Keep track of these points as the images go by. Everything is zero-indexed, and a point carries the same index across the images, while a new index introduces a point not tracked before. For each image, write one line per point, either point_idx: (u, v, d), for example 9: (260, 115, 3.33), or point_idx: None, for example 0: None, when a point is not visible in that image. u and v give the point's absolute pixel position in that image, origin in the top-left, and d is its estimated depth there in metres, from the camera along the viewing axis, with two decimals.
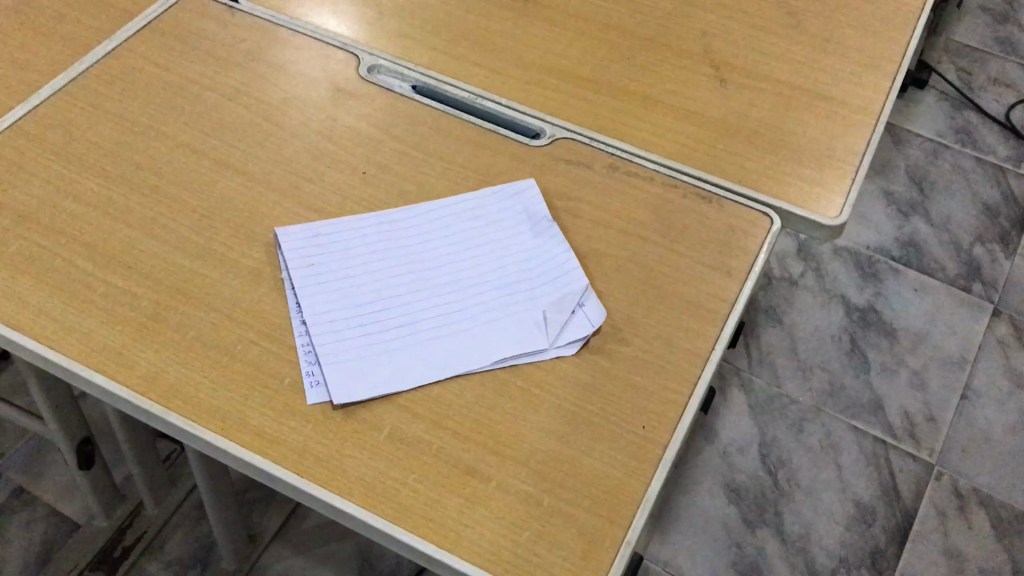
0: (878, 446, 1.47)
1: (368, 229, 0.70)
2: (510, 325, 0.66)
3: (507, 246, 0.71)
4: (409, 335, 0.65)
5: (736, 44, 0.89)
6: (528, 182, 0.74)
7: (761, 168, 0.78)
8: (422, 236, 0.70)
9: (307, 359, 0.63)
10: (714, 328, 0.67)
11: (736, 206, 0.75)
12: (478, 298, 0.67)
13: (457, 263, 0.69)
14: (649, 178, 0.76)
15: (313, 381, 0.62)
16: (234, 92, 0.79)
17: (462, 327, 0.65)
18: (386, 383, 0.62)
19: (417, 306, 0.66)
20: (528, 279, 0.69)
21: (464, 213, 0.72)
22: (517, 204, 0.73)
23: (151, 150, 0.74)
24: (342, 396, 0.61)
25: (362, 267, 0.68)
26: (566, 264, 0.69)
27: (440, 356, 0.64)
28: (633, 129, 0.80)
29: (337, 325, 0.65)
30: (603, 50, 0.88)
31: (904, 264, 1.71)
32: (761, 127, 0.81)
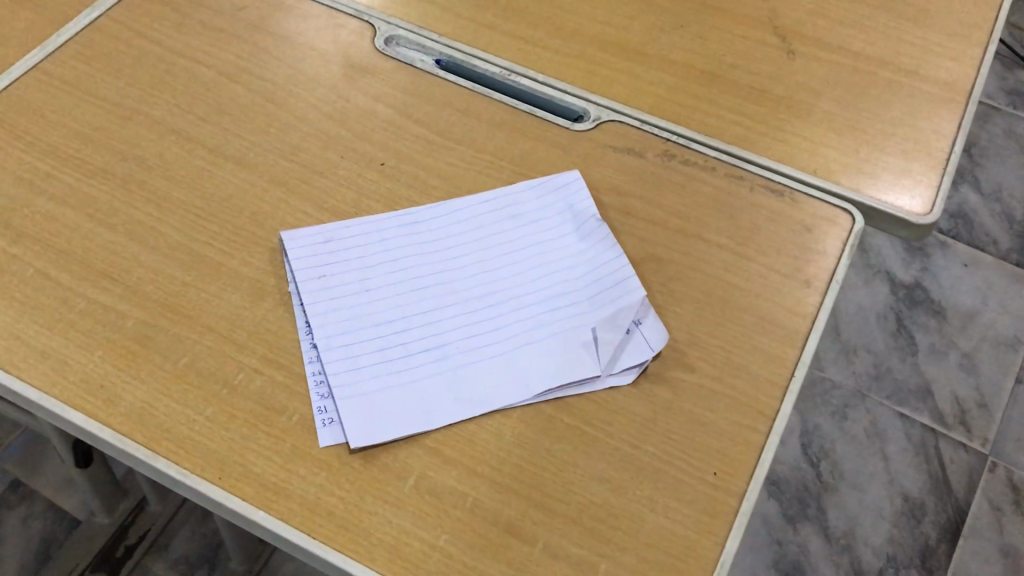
0: (927, 435, 1.38)
1: (388, 233, 0.61)
2: (554, 348, 0.56)
3: (549, 251, 0.61)
4: (436, 361, 0.56)
5: (802, 9, 0.78)
6: (571, 174, 0.65)
7: (837, 155, 0.68)
8: (451, 240, 0.61)
9: (319, 392, 0.54)
10: (792, 351, 0.57)
11: (811, 203, 0.65)
12: (517, 314, 0.58)
13: (491, 272, 0.60)
14: (709, 169, 0.66)
15: (326, 419, 0.53)
16: (232, 68, 0.69)
17: (499, 352, 0.56)
18: (410, 422, 0.53)
19: (446, 325, 0.57)
20: (575, 290, 0.59)
21: (498, 213, 0.63)
22: (560, 200, 0.64)
23: (138, 138, 0.64)
24: (360, 439, 0.52)
25: (382, 278, 0.59)
26: (618, 271, 0.60)
27: (473, 387, 0.54)
28: (689, 109, 0.70)
29: (353, 350, 0.56)
30: (651, 16, 0.77)
31: (952, 237, 1.60)
32: (835, 106, 0.71)
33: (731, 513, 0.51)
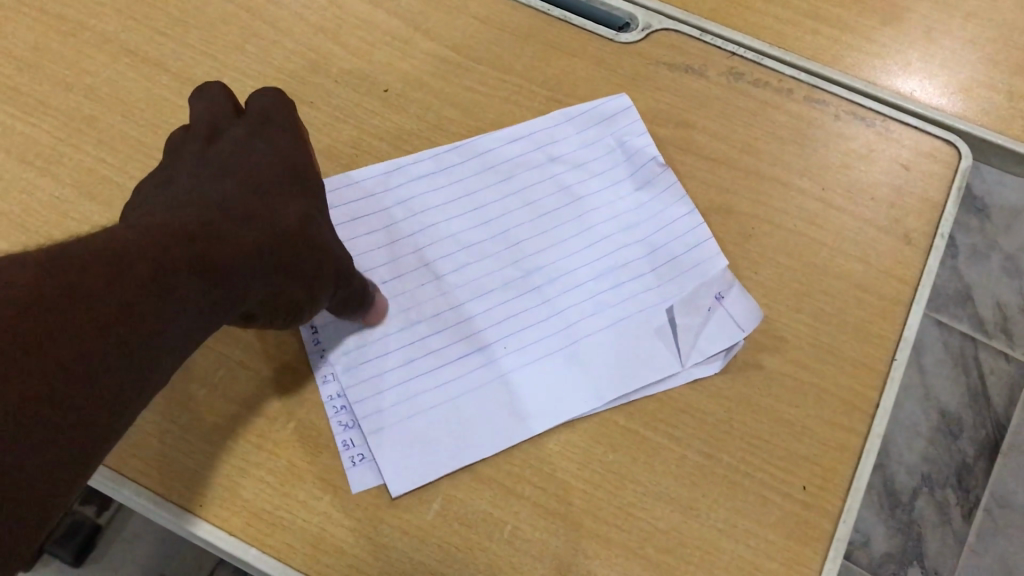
0: (966, 344, 1.11)
1: (404, 192, 0.50)
2: (624, 338, 0.47)
3: (602, 205, 0.51)
4: (482, 364, 0.46)
5: None
6: (621, 100, 0.53)
7: (939, 72, 0.56)
8: (482, 202, 0.50)
9: (341, 423, 0.43)
10: (892, 327, 0.47)
11: (908, 134, 0.53)
12: (572, 293, 0.48)
13: (537, 236, 0.50)
14: (785, 92, 0.54)
15: (355, 456, 0.42)
16: None
17: (555, 347, 0.46)
18: (457, 452, 0.43)
19: (488, 315, 0.47)
20: (639, 258, 0.49)
21: (533, 159, 0.52)
22: (606, 138, 0.53)
23: (84, 59, 0.52)
24: (401, 485, 0.42)
25: (403, 256, 0.48)
26: (690, 233, 0.49)
27: (530, 395, 0.45)
28: (758, 14, 0.57)
29: (378, 360, 0.46)
30: None
31: None
32: (936, 7, 0.58)
33: (824, 538, 0.42)
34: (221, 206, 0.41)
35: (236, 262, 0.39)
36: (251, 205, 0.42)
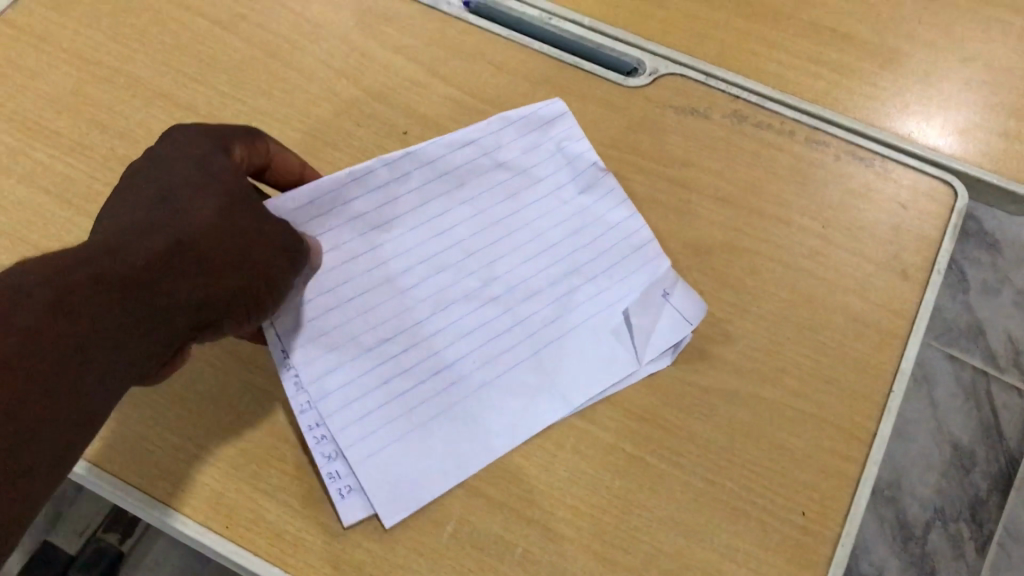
0: (979, 378, 1.11)
1: (359, 201, 0.48)
2: (586, 344, 0.49)
3: (551, 209, 0.52)
4: (454, 383, 0.47)
5: None
6: (558, 104, 0.54)
7: (936, 116, 0.58)
8: (438, 211, 0.50)
9: (324, 453, 0.45)
10: (890, 359, 0.49)
11: (906, 174, 0.55)
12: (531, 303, 0.50)
13: (494, 245, 0.50)
14: (787, 133, 0.56)
15: (342, 489, 0.44)
16: (228, 16, 0.59)
17: (522, 356, 0.48)
18: (442, 472, 0.45)
19: (456, 332, 0.48)
20: (589, 262, 0.51)
21: (481, 163, 0.51)
22: (546, 141, 0.53)
23: (119, 103, 0.55)
24: (395, 514, 0.44)
25: (364, 272, 0.48)
26: (633, 235, 0.52)
27: (500, 409, 0.47)
28: (763, 59, 0.60)
29: (347, 386, 0.47)
30: None
31: None
32: (933, 53, 0.60)
33: (821, 563, 0.44)
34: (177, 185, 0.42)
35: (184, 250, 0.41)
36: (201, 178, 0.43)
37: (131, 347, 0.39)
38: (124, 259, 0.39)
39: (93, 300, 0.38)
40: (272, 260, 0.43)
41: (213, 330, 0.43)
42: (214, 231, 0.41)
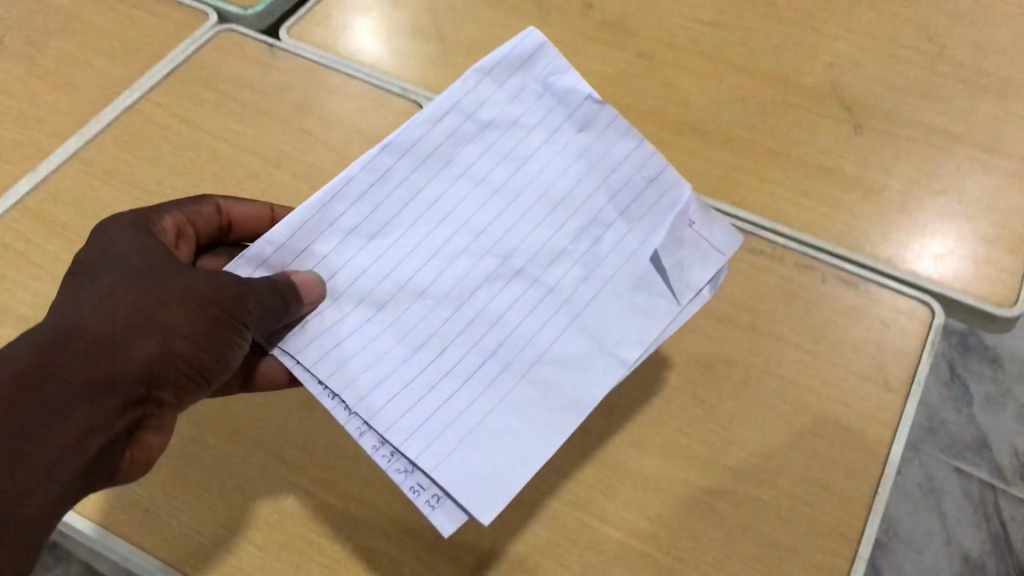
0: (986, 491, 1.14)
1: (347, 215, 0.49)
2: (622, 295, 0.49)
3: (561, 164, 0.51)
4: (501, 369, 0.47)
5: (870, 74, 0.74)
6: (535, 34, 0.51)
7: (914, 242, 0.64)
8: (443, 198, 0.50)
9: (399, 468, 0.44)
10: (875, 462, 0.54)
11: (887, 295, 0.61)
12: (557, 265, 0.50)
13: (506, 220, 0.50)
14: (777, 258, 0.63)
15: (431, 499, 0.43)
16: (278, 155, 0.67)
17: (560, 319, 0.48)
18: (521, 456, 0.44)
19: (489, 317, 0.48)
20: (609, 207, 0.51)
21: (470, 135, 0.50)
22: (523, 84, 0.51)
23: None
24: (490, 510, 0.42)
25: (377, 287, 0.49)
26: (644, 168, 0.51)
27: (550, 386, 0.47)
28: (755, 192, 0.67)
29: (395, 395, 0.46)
30: (714, 90, 0.73)
31: None
32: (910, 186, 0.67)
33: None
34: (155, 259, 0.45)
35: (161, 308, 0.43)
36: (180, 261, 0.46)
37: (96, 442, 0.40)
38: (70, 342, 0.40)
39: (43, 414, 0.38)
40: (230, 319, 0.44)
41: (173, 404, 0.44)
42: (143, 309, 0.42)
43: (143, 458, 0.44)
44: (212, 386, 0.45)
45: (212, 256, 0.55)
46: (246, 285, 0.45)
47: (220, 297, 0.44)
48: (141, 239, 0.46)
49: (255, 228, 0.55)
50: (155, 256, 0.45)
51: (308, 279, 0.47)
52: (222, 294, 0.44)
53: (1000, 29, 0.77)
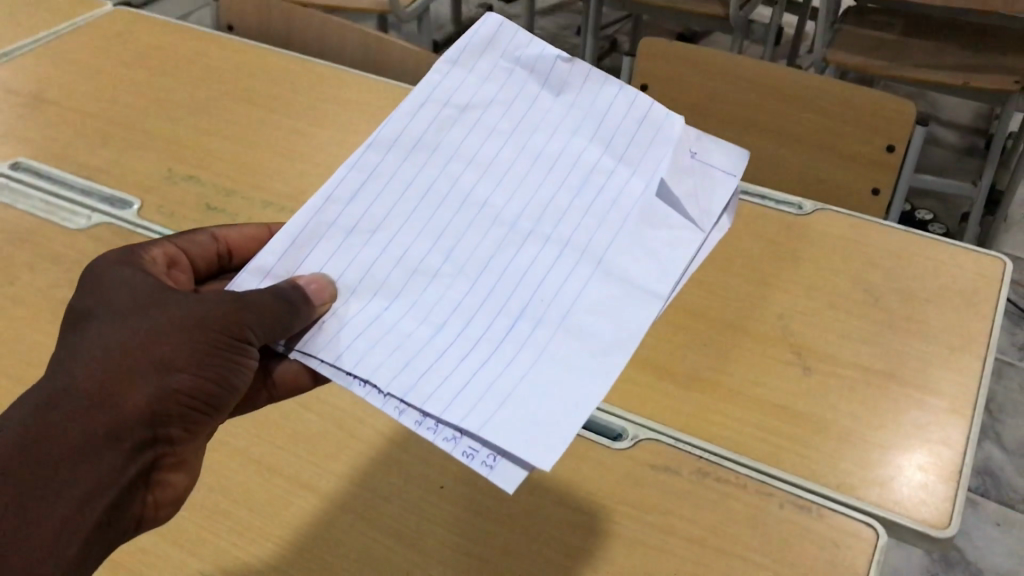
0: None
1: (346, 215, 0.62)
2: (635, 221, 0.62)
3: (543, 128, 0.68)
4: (536, 323, 0.57)
5: (817, 323, 0.86)
6: (490, 23, 0.71)
7: (858, 470, 0.73)
8: (441, 179, 0.64)
9: (449, 436, 0.52)
10: None
11: (837, 516, 0.70)
12: (561, 220, 0.63)
13: (507, 185, 0.65)
14: (741, 485, 0.73)
15: (488, 460, 0.51)
16: (307, 398, 0.80)
17: (583, 265, 0.60)
18: (578, 403, 0.52)
19: (510, 269, 0.60)
20: (595, 158, 0.67)
21: (455, 124, 0.67)
22: (489, 66, 0.70)
23: (223, 469, 0.74)
24: (543, 457, 0.50)
25: (393, 276, 0.60)
26: (612, 124, 0.68)
27: (581, 328, 0.56)
28: (718, 425, 0.77)
29: (424, 374, 0.55)
30: (683, 337, 0.85)
31: (995, 475, 1.53)
32: (853, 420, 0.77)
33: None
34: (133, 299, 0.52)
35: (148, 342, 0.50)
36: (157, 293, 0.52)
37: (118, 487, 0.48)
38: (70, 392, 0.47)
39: (63, 469, 0.46)
40: (226, 340, 0.52)
41: (183, 439, 0.52)
42: (135, 346, 0.49)
43: (168, 495, 0.54)
44: (223, 412, 0.53)
45: (216, 280, 0.64)
46: (240, 307, 0.52)
47: (213, 323, 0.51)
48: (124, 276, 0.53)
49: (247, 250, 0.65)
50: (141, 293, 0.52)
51: (318, 284, 0.58)
52: (215, 320, 0.51)
53: (925, 282, 0.90)
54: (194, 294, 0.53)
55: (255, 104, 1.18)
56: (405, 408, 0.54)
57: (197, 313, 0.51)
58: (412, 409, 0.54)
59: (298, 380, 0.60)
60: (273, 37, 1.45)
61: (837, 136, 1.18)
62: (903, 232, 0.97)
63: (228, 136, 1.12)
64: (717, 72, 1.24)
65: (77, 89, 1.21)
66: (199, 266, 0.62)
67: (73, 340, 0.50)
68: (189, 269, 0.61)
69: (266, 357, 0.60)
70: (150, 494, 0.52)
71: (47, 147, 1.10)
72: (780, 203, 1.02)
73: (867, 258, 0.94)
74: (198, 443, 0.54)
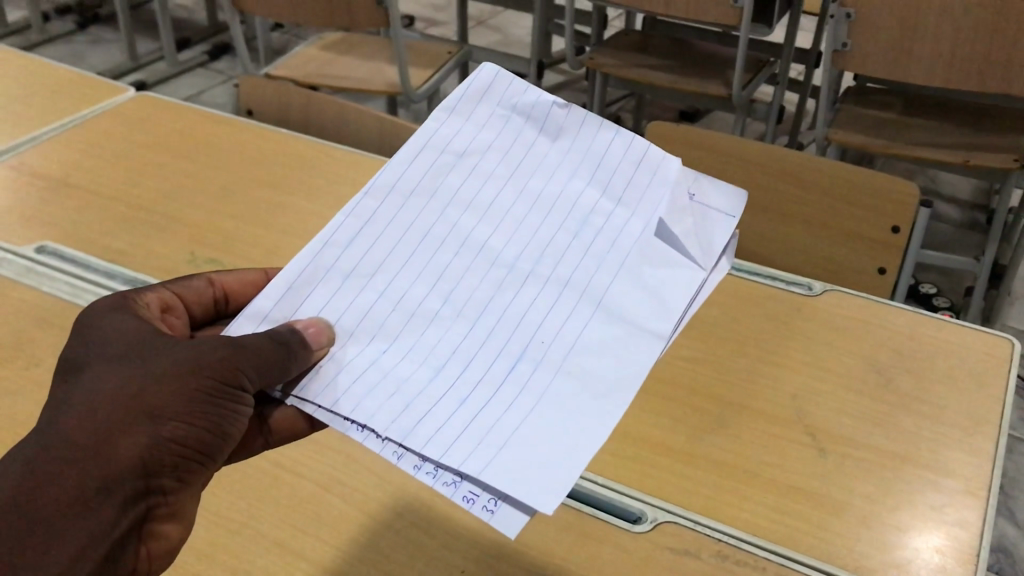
0: None
1: (344, 260, 0.64)
2: (634, 264, 0.65)
3: (541, 171, 0.70)
4: (535, 365, 0.59)
5: (831, 404, 0.88)
6: (487, 69, 0.72)
7: (876, 552, 0.74)
8: (440, 223, 0.66)
9: (450, 480, 0.54)
10: None
11: None
12: (559, 263, 0.65)
13: (505, 227, 0.66)
14: (761, 569, 0.73)
15: (489, 505, 0.52)
16: (329, 480, 0.81)
17: (583, 306, 0.62)
18: (580, 445, 0.54)
19: (509, 313, 0.62)
20: (591, 202, 0.69)
21: (454, 167, 0.69)
22: (486, 111, 0.72)
23: (246, 551, 0.75)
24: (546, 501, 0.51)
25: (391, 319, 0.62)
26: (609, 170, 0.71)
27: (579, 371, 0.58)
28: (736, 507, 0.78)
29: (423, 418, 0.56)
30: (698, 418, 0.87)
31: (1009, 552, 1.52)
32: (870, 502, 0.78)
33: None
34: (125, 349, 0.53)
35: (142, 389, 0.50)
36: (150, 343, 0.53)
37: (108, 541, 0.47)
38: (64, 440, 0.47)
39: (58, 516, 0.46)
40: (219, 387, 0.52)
41: (177, 489, 0.51)
42: (129, 393, 0.50)
43: (161, 547, 0.52)
44: (217, 460, 0.53)
45: (213, 325, 0.65)
46: (235, 354, 0.53)
47: (206, 369, 0.52)
48: (118, 327, 0.54)
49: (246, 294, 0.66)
50: (133, 343, 0.53)
51: (315, 328, 0.59)
52: (207, 367, 0.52)
53: (936, 363, 0.92)
54: (187, 342, 0.53)
55: (275, 188, 1.21)
56: (403, 452, 0.55)
57: (190, 361, 0.52)
58: (410, 453, 0.55)
59: (295, 426, 0.60)
60: (292, 121, 1.49)
61: (843, 216, 1.21)
62: (912, 313, 0.99)
63: (249, 219, 1.15)
64: (724, 155, 1.27)
65: (101, 173, 1.24)
66: (195, 311, 0.64)
67: (66, 390, 0.51)
68: (184, 314, 0.63)
69: (262, 405, 0.60)
70: (143, 545, 0.51)
71: (73, 231, 1.12)
72: (790, 284, 1.04)
73: (877, 339, 0.95)
74: (193, 493, 0.53)
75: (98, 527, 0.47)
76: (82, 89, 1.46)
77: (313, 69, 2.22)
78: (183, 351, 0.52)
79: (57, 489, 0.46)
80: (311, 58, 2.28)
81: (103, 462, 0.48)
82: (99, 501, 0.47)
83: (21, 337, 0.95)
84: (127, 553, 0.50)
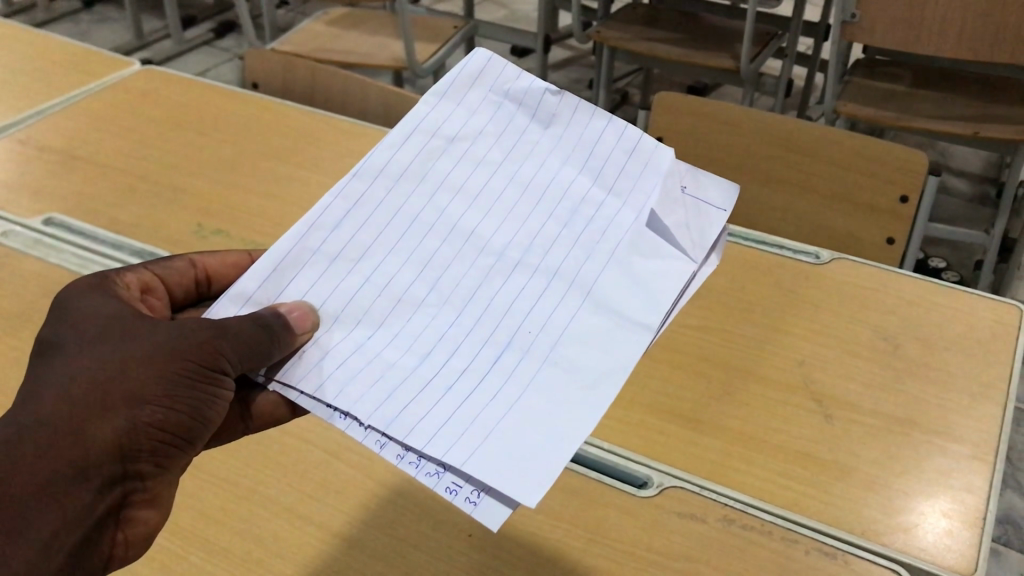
0: None
1: (332, 243, 0.63)
2: (625, 254, 0.64)
3: (533, 157, 0.69)
4: (521, 357, 0.59)
5: (838, 371, 0.87)
6: (480, 52, 0.72)
7: (883, 517, 0.74)
8: (427, 210, 0.66)
9: (432, 470, 0.54)
10: None
11: (862, 562, 0.71)
12: (549, 252, 0.64)
13: (495, 214, 0.66)
14: (767, 532, 0.73)
15: (472, 498, 0.52)
16: (337, 447, 0.81)
17: (572, 296, 0.62)
18: (565, 438, 0.53)
19: (496, 303, 0.61)
20: (583, 190, 0.68)
21: (442, 152, 0.68)
22: (478, 97, 0.71)
23: (254, 516, 0.75)
24: (526, 492, 0.51)
25: (378, 307, 0.62)
26: (603, 157, 0.70)
27: (566, 362, 0.58)
28: (743, 473, 0.78)
29: (407, 407, 0.56)
30: (704, 385, 0.87)
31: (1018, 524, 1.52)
32: (876, 467, 0.78)
33: None
34: (107, 328, 0.52)
35: (119, 373, 0.50)
36: (132, 322, 0.53)
37: (82, 526, 0.48)
38: (43, 424, 0.48)
39: (35, 500, 0.46)
40: (197, 370, 0.52)
41: (154, 474, 0.51)
42: (107, 378, 0.50)
43: (140, 533, 0.53)
44: (196, 446, 0.53)
45: (195, 307, 0.65)
46: (216, 337, 0.53)
47: (185, 353, 0.52)
48: (100, 304, 0.54)
49: (229, 276, 0.66)
50: (114, 322, 0.53)
51: (300, 312, 0.59)
52: (186, 349, 0.52)
53: (944, 330, 0.92)
54: (168, 324, 0.53)
55: (282, 160, 1.21)
56: (387, 440, 0.55)
57: (171, 343, 0.52)
58: (394, 442, 0.55)
59: (277, 412, 0.60)
60: (297, 95, 1.48)
61: (851, 186, 1.20)
62: (920, 281, 0.99)
63: (254, 191, 1.15)
64: (731, 126, 1.27)
65: (107, 146, 1.24)
66: (177, 292, 0.63)
67: (45, 370, 0.51)
68: (165, 295, 0.62)
69: (246, 389, 0.60)
70: (120, 531, 0.52)
71: (81, 203, 1.13)
72: (798, 253, 1.04)
73: (885, 306, 0.95)
74: (171, 478, 0.53)
75: (73, 511, 0.48)
76: (87, 63, 1.46)
77: (319, 45, 2.21)
78: (163, 332, 0.52)
79: (35, 473, 0.47)
80: (317, 33, 2.27)
81: (80, 447, 0.48)
82: (75, 486, 0.48)
83: (30, 308, 0.95)
84: (103, 539, 0.50)
